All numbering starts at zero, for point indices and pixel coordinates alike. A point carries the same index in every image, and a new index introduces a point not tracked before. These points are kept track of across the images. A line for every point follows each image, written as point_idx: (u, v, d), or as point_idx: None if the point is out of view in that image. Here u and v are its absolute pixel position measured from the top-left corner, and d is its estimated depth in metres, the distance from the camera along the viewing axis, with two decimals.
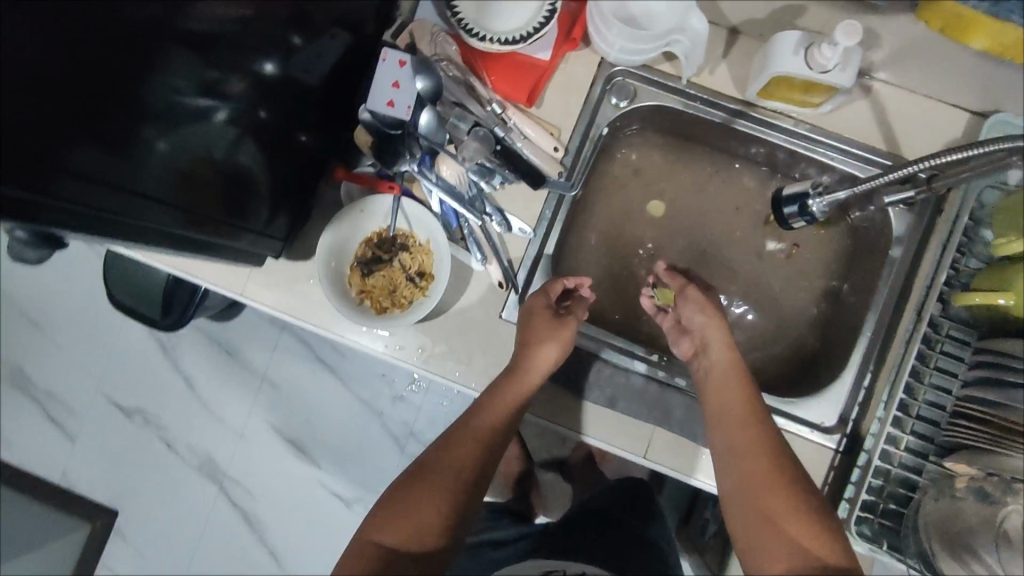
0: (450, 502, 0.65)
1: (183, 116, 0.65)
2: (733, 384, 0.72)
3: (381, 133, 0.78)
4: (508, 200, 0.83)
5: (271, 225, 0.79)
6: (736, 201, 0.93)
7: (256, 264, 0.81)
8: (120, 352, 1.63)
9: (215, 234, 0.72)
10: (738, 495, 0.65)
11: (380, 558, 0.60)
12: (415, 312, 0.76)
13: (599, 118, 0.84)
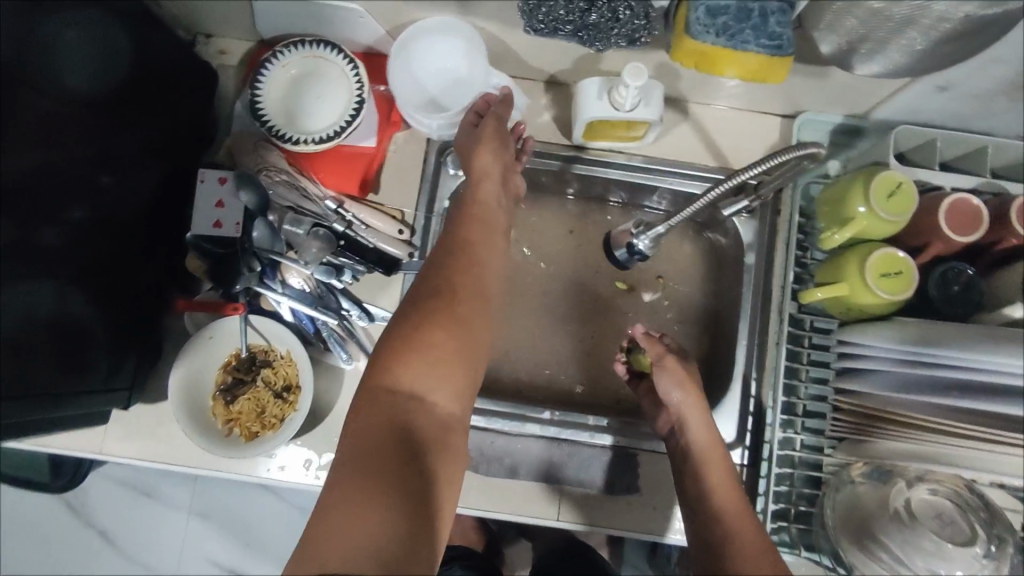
0: (465, 339, 0.60)
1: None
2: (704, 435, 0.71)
3: (214, 255, 0.75)
4: (366, 291, 0.81)
5: (114, 375, 0.73)
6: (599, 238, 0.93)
7: (102, 420, 0.76)
8: (22, 523, 1.49)
9: (47, 401, 0.65)
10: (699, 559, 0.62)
11: (405, 403, 0.55)
12: (285, 431, 0.71)
13: (441, 191, 0.83)
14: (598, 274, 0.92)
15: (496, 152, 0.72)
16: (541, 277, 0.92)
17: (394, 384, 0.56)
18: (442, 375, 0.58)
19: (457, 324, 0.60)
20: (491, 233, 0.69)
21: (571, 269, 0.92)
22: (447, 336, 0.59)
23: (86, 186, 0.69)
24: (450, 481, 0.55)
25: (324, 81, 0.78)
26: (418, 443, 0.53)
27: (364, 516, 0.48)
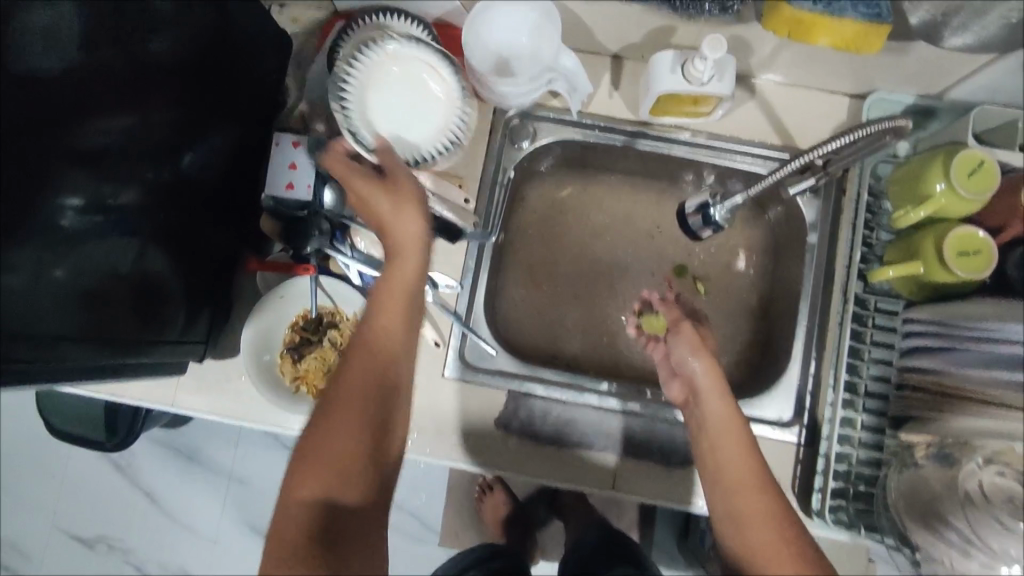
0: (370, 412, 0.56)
1: (79, 238, 0.61)
2: (734, 459, 0.62)
3: (288, 218, 0.77)
4: (430, 258, 0.82)
5: (189, 330, 0.76)
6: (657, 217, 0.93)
7: (180, 371, 0.78)
8: (70, 482, 1.55)
9: (130, 351, 0.68)
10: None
11: (313, 519, 0.52)
12: None
13: (505, 162, 0.85)
14: (655, 252, 0.92)
15: (401, 216, 0.64)
16: (598, 254, 0.92)
17: (306, 500, 0.52)
18: (346, 478, 0.54)
19: (348, 406, 0.56)
20: (412, 303, 0.63)
21: (629, 247, 0.93)
22: (353, 424, 0.55)
23: (170, 148, 0.71)
24: None
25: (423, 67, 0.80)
26: (329, 544, 0.51)
27: None
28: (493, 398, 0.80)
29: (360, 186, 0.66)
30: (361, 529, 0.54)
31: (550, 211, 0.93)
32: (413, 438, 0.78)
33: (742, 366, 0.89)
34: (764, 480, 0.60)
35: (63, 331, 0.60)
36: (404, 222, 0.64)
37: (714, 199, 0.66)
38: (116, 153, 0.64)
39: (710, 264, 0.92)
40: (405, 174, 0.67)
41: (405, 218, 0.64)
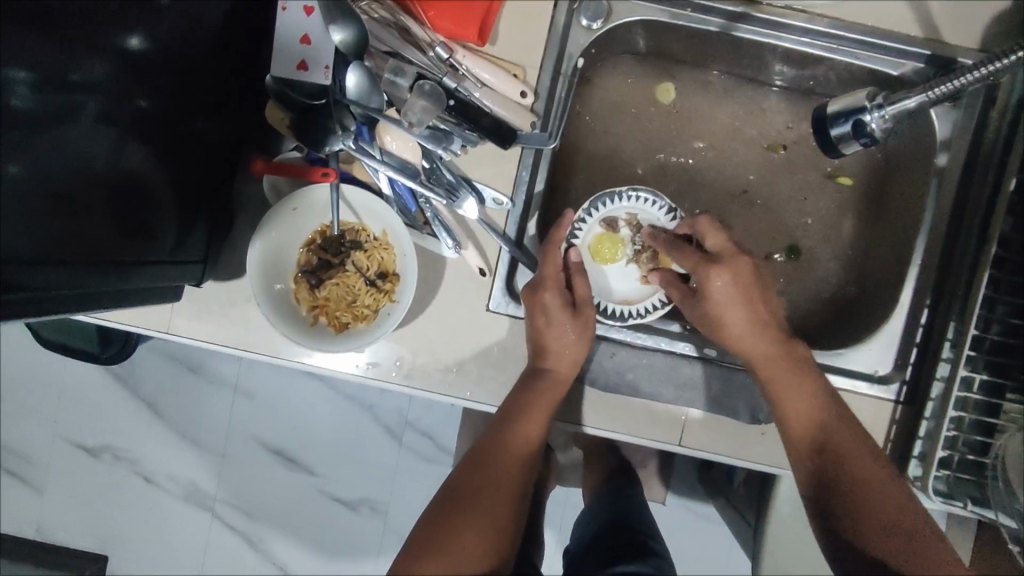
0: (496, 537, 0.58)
1: (32, 122, 0.47)
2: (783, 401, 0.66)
3: (301, 107, 0.61)
4: (476, 166, 0.67)
5: (182, 245, 0.61)
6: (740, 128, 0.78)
7: (174, 299, 0.65)
8: (66, 389, 1.49)
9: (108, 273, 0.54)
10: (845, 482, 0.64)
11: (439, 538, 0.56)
12: (384, 326, 0.61)
13: (571, 47, 0.68)
14: (735, 168, 0.78)
15: (582, 341, 0.66)
16: (669, 169, 0.78)
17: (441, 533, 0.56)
18: (466, 537, 0.57)
19: (472, 510, 0.59)
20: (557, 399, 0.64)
21: (702, 163, 0.78)
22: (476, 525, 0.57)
23: (145, 8, 0.54)
24: None
25: (593, 245, 0.73)
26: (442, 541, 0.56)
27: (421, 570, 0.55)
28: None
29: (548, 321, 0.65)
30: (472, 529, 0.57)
31: (613, 115, 0.77)
32: (452, 380, 0.67)
33: (827, 309, 0.76)
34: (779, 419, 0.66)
35: (16, 249, 0.47)
36: (580, 343, 0.66)
37: (871, 103, 0.57)
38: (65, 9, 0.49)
39: (798, 189, 0.77)
40: (591, 309, 0.67)
41: (570, 341, 0.65)
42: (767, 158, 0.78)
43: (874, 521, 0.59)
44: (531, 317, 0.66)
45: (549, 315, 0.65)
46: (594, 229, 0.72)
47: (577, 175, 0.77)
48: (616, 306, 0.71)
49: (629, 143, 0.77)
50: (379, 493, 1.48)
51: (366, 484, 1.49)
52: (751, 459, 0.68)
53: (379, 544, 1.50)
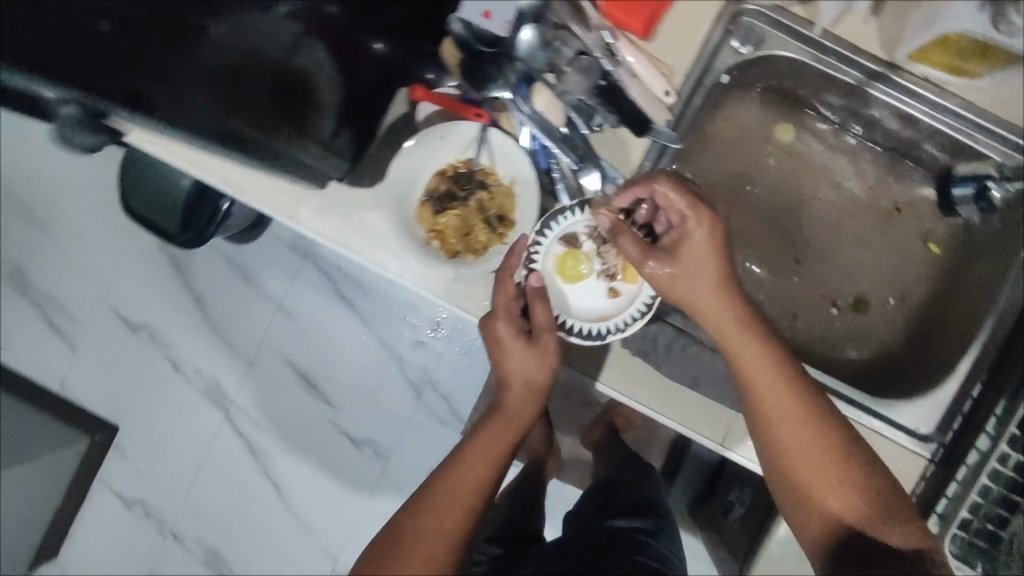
0: (472, 490, 0.68)
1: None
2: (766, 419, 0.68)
3: (473, 51, 0.67)
4: (604, 146, 0.73)
5: (336, 138, 0.65)
6: (832, 183, 0.86)
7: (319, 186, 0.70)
8: (126, 263, 1.63)
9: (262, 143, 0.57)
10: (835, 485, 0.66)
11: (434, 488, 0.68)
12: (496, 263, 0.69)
13: (718, 63, 0.73)
14: (836, 202, 0.85)
15: (538, 371, 0.71)
16: (778, 186, 0.85)
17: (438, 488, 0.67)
18: (459, 492, 0.67)
19: (464, 469, 0.69)
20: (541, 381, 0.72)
21: (794, 205, 0.86)
22: (465, 482, 0.68)
23: None
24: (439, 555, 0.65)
25: (557, 264, 0.75)
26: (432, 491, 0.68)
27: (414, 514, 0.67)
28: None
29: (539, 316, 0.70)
30: (461, 483, 0.68)
31: (730, 136, 0.83)
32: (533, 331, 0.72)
33: (875, 361, 0.83)
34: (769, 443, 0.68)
35: (189, 91, 0.50)
36: (532, 374, 0.71)
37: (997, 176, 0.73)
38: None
39: (872, 253, 0.85)
40: (549, 338, 0.70)
41: (528, 364, 0.70)
42: (848, 219, 0.85)
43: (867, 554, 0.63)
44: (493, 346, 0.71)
45: (502, 342, 0.69)
46: (555, 247, 0.73)
47: (700, 166, 0.82)
48: (591, 325, 0.72)
49: (755, 153, 0.84)
50: (383, 436, 1.60)
51: (372, 425, 1.61)
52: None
53: (375, 479, 1.61)
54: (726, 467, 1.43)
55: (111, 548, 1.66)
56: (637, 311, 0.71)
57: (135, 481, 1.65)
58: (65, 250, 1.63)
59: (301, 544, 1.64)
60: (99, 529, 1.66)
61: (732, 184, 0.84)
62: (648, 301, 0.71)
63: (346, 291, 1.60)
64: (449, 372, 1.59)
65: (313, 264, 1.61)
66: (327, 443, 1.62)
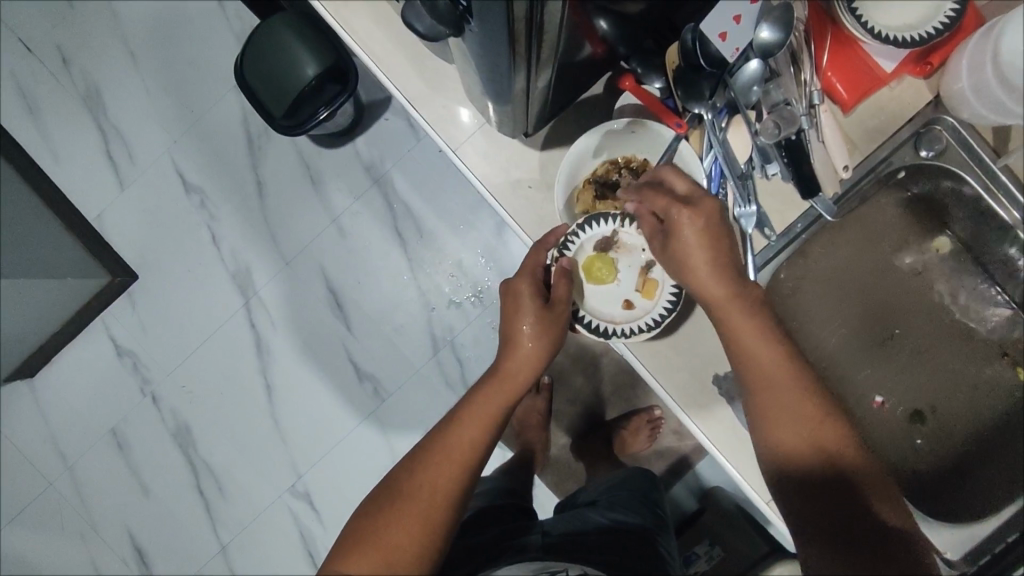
0: (487, 412, 0.81)
1: None
2: (793, 434, 0.71)
3: (693, 64, 0.68)
4: (767, 193, 0.76)
5: (534, 89, 0.64)
6: (935, 297, 0.88)
7: (505, 128, 0.74)
8: (202, 124, 1.61)
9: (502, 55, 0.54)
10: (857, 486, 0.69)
11: (459, 410, 0.82)
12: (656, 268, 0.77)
13: (895, 157, 0.77)
14: (937, 317, 0.88)
15: (539, 337, 0.79)
16: (891, 278, 0.88)
17: (463, 413, 0.82)
18: (474, 417, 0.81)
19: (486, 397, 0.82)
20: (555, 328, 0.79)
21: (897, 305, 0.88)
22: (480, 410, 0.82)
23: None
24: (448, 465, 0.79)
25: (586, 263, 0.82)
26: (460, 414, 0.82)
27: (443, 427, 0.82)
28: (721, 355, 0.82)
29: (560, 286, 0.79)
30: (482, 409, 0.81)
31: (867, 227, 0.86)
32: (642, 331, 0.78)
33: (924, 478, 0.87)
34: (802, 455, 0.71)
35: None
36: (540, 340, 0.79)
37: None
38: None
39: (952, 384, 0.87)
40: (561, 307, 0.78)
41: (542, 331, 0.79)
42: (947, 343, 0.87)
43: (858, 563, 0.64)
44: (514, 305, 0.80)
45: (519, 299, 0.79)
46: (587, 244, 0.81)
47: (837, 237, 0.85)
48: (604, 324, 0.80)
49: (883, 242, 0.87)
50: (388, 376, 1.60)
51: (381, 363, 1.60)
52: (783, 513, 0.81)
53: (365, 412, 1.61)
54: (701, 518, 1.45)
55: (90, 387, 1.64)
56: (646, 322, 0.78)
57: (134, 332, 1.64)
58: (149, 90, 1.61)
59: (272, 449, 1.62)
60: (85, 365, 1.64)
61: (854, 263, 0.87)
62: (661, 315, 0.78)
63: (404, 229, 1.59)
64: (473, 339, 1.58)
65: (381, 191, 1.59)
66: (331, 364, 1.61)
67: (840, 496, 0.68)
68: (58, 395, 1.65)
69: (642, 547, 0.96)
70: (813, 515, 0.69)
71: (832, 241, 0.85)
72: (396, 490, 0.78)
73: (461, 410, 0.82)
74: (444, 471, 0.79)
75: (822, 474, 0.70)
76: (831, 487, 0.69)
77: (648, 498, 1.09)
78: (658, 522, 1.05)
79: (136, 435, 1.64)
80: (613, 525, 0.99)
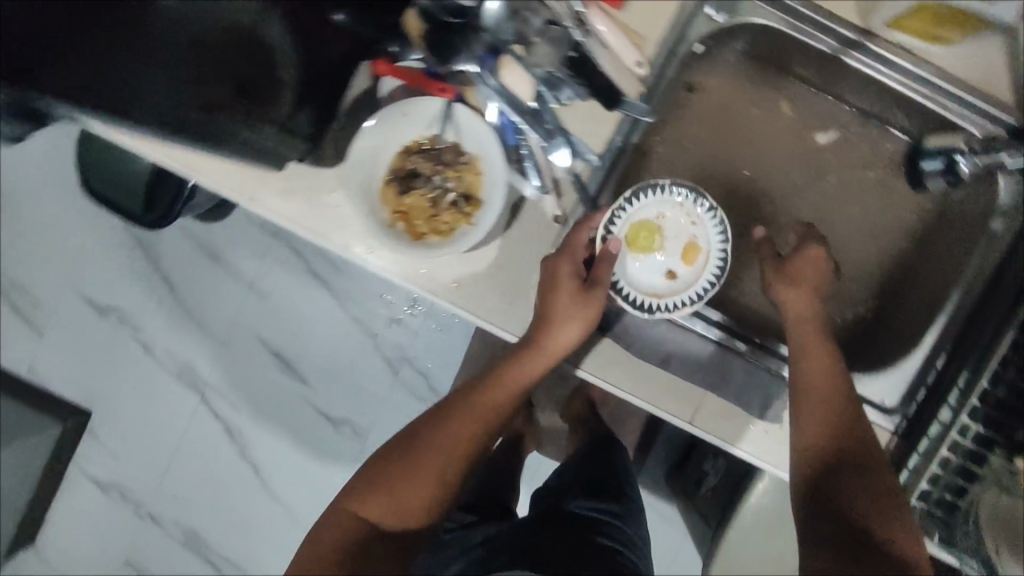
0: (495, 405, 0.74)
1: None
2: (822, 410, 0.69)
3: (436, 22, 0.63)
4: (575, 120, 0.71)
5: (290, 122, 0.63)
6: (801, 153, 0.83)
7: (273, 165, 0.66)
8: (90, 244, 1.58)
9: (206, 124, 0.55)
10: (869, 491, 0.65)
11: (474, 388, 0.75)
12: (704, 256, 0.77)
13: (691, 32, 0.72)
14: (810, 173, 0.83)
15: (575, 318, 0.69)
16: (750, 151, 0.83)
17: (481, 392, 0.74)
18: (484, 404, 0.73)
19: (505, 383, 0.74)
20: (589, 312, 0.70)
21: (762, 174, 0.83)
22: (499, 394, 0.74)
23: None
24: (454, 441, 0.71)
25: (630, 232, 0.77)
26: (474, 392, 0.74)
27: (454, 404, 0.74)
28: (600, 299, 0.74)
29: (603, 270, 0.72)
30: (490, 399, 0.74)
31: (706, 114, 0.82)
32: (503, 308, 0.72)
33: (847, 336, 0.82)
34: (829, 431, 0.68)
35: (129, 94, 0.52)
36: (581, 320, 0.70)
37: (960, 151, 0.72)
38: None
39: (846, 232, 0.83)
40: (600, 293, 0.71)
41: (575, 318, 0.69)
42: (826, 193, 0.83)
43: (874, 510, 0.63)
44: (544, 283, 0.70)
45: (560, 279, 0.69)
46: (635, 214, 0.76)
47: (671, 137, 0.82)
48: (644, 297, 0.75)
49: (726, 120, 0.82)
50: (361, 412, 1.58)
51: (349, 403, 1.58)
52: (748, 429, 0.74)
53: (353, 455, 1.60)
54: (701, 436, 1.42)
55: (92, 530, 1.65)
56: (694, 294, 0.75)
57: (108, 464, 1.63)
58: (27, 232, 1.58)
59: (282, 523, 1.62)
60: (78, 512, 1.64)
61: (705, 158, 0.83)
62: (710, 283, 0.75)
63: (318, 269, 1.55)
64: (425, 348, 1.56)
65: (283, 242, 1.55)
66: (304, 421, 1.59)
67: (853, 494, 0.65)
68: (66, 548, 1.65)
69: (607, 532, 0.86)
70: (826, 459, 0.68)
71: (673, 137, 0.82)
72: (410, 456, 0.70)
73: (476, 392, 0.74)
74: (444, 443, 0.71)
75: (841, 462, 0.67)
76: (848, 486, 0.65)
77: (621, 478, 1.03)
78: (627, 510, 0.95)
79: (153, 557, 1.65)
80: (589, 513, 0.90)
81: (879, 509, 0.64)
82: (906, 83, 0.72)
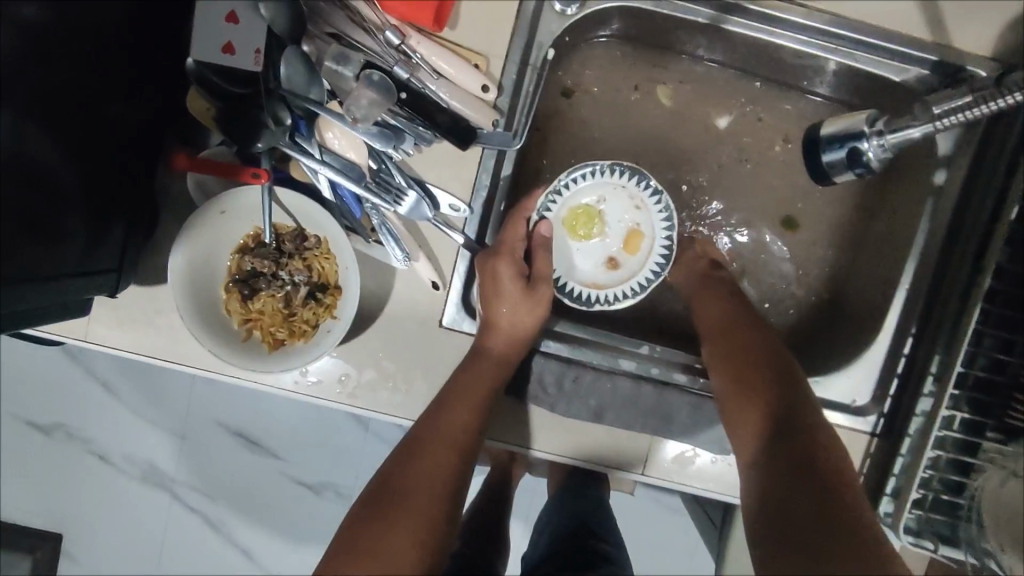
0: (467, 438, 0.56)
1: None
2: (731, 381, 0.58)
3: (227, 99, 0.53)
4: (430, 167, 0.61)
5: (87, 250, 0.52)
6: (709, 138, 0.73)
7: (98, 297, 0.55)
8: None
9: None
10: (797, 457, 0.50)
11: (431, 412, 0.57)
12: (646, 246, 0.68)
13: (542, 34, 0.61)
14: (721, 155, 0.73)
15: (518, 317, 0.61)
16: (649, 145, 0.73)
17: (447, 419, 0.56)
18: (453, 419, 0.56)
19: (472, 392, 0.58)
20: (535, 310, 0.62)
21: (675, 171, 0.73)
22: (466, 412, 0.57)
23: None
24: (432, 479, 0.53)
25: (568, 217, 0.68)
26: (432, 423, 0.56)
27: (413, 441, 0.55)
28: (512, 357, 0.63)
29: (539, 262, 0.63)
30: (456, 412, 0.57)
31: (596, 121, 0.72)
32: (400, 398, 0.62)
33: (807, 326, 0.74)
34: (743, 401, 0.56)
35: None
36: (522, 321, 0.61)
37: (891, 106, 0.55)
38: (67, 99, 0.48)
39: (781, 211, 0.74)
40: (547, 290, 0.62)
41: (522, 318, 0.61)
42: (750, 175, 0.73)
43: (812, 508, 0.46)
44: (483, 289, 0.61)
45: (498, 278, 0.60)
46: (575, 196, 0.67)
47: (557, 151, 0.71)
48: (585, 289, 0.67)
49: (615, 117, 0.72)
50: None
51: None
52: (688, 461, 0.65)
53: None
54: None
55: None
56: (634, 286, 0.67)
57: None
58: None
59: None
60: None
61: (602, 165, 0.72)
62: (653, 275, 0.68)
63: None
64: None
65: None
66: None
67: (776, 464, 0.50)
68: None
69: None
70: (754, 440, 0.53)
71: (558, 151, 0.72)
72: (383, 497, 0.51)
73: (442, 406, 0.57)
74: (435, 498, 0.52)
75: (764, 430, 0.53)
76: (771, 457, 0.51)
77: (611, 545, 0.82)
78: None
79: None
80: None
81: (811, 478, 0.48)
82: (808, 38, 0.62)
